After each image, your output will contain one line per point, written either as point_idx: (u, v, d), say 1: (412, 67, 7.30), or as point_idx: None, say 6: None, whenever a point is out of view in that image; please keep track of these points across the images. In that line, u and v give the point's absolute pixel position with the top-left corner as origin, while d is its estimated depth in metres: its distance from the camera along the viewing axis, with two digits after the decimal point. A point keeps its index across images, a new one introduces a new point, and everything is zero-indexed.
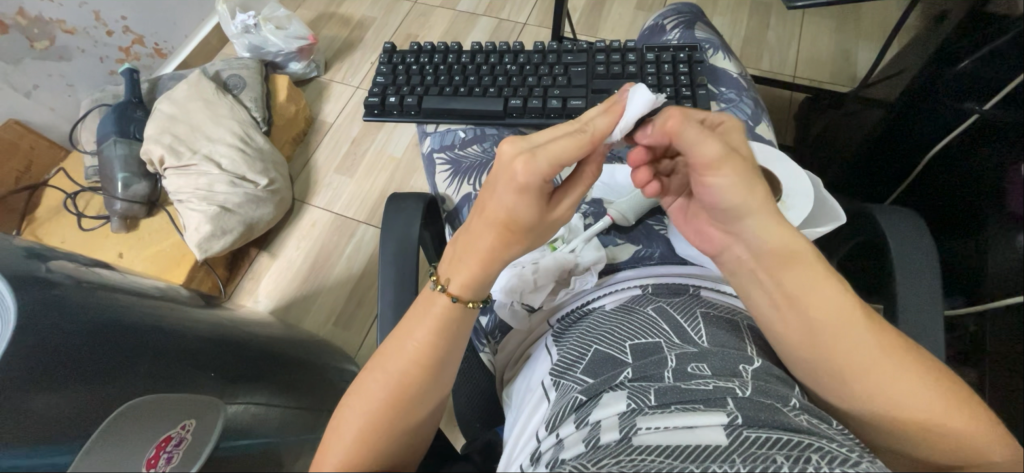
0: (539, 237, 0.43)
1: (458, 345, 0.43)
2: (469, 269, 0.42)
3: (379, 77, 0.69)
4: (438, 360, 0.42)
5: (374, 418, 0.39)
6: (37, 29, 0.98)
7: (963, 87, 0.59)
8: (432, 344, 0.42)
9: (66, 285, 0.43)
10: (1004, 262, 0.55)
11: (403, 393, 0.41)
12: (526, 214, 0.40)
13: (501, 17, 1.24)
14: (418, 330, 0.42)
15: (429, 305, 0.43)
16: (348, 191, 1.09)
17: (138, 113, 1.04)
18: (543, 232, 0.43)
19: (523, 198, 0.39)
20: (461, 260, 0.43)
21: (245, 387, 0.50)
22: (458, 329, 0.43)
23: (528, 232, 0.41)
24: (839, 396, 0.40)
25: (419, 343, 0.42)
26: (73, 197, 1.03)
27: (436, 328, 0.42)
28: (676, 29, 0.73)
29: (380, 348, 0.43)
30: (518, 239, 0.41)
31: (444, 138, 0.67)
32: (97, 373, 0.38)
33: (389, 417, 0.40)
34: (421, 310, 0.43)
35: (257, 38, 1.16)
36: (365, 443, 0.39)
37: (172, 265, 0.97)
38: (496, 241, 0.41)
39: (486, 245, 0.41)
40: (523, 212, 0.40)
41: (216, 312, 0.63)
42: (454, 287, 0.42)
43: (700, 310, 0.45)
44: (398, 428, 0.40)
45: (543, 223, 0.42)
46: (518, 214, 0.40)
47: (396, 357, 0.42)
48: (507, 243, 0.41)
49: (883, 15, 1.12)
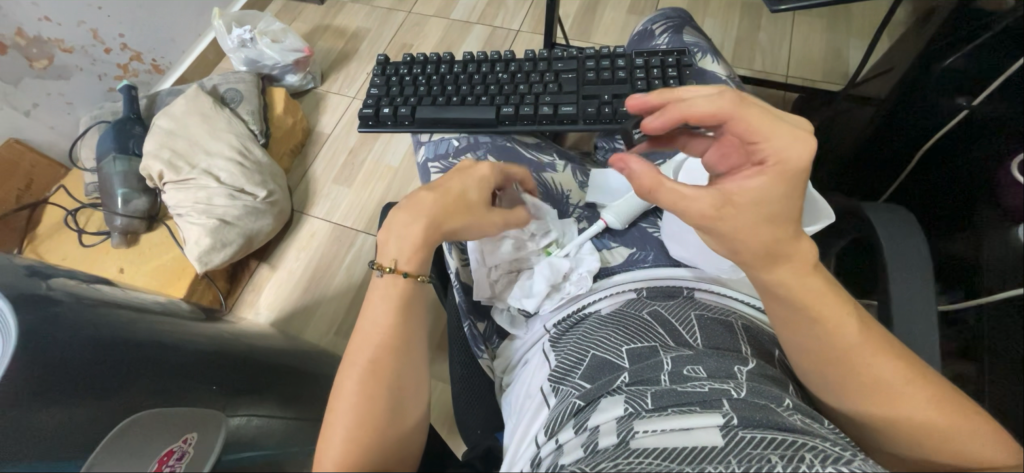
0: (483, 224, 0.50)
1: (419, 333, 0.46)
2: (401, 244, 0.47)
3: (373, 89, 0.70)
4: (402, 341, 0.44)
5: (358, 412, 0.40)
6: (36, 49, 0.99)
7: (953, 81, 0.60)
8: (392, 325, 0.45)
9: (67, 302, 0.44)
10: (1000, 253, 0.55)
11: (382, 384, 0.42)
12: (476, 199, 0.50)
13: (495, 25, 1.25)
14: (380, 318, 0.45)
15: (384, 290, 0.46)
16: (347, 201, 1.10)
17: (137, 129, 1.05)
18: (483, 222, 0.50)
19: (478, 184, 0.51)
20: (406, 241, 0.47)
21: (246, 401, 0.50)
22: (417, 303, 0.47)
23: (475, 214, 0.49)
24: (842, 404, 0.41)
25: (381, 326, 0.45)
26: (73, 214, 1.04)
27: (396, 309, 0.45)
28: (664, 33, 0.73)
29: (348, 346, 0.44)
30: (465, 218, 0.49)
31: (439, 146, 0.66)
32: (105, 386, 0.39)
33: (374, 406, 0.41)
34: (378, 294, 0.46)
35: (253, 52, 1.16)
36: (354, 436, 0.39)
37: (173, 279, 0.98)
38: (447, 215, 0.48)
39: (434, 219, 0.48)
40: (473, 195, 0.50)
41: (216, 325, 0.63)
42: (405, 264, 0.47)
43: (694, 313, 0.45)
44: (387, 422, 0.41)
45: (483, 214, 0.50)
46: (469, 195, 0.50)
47: (363, 348, 0.43)
48: (454, 217, 0.48)
49: (873, 14, 1.13)
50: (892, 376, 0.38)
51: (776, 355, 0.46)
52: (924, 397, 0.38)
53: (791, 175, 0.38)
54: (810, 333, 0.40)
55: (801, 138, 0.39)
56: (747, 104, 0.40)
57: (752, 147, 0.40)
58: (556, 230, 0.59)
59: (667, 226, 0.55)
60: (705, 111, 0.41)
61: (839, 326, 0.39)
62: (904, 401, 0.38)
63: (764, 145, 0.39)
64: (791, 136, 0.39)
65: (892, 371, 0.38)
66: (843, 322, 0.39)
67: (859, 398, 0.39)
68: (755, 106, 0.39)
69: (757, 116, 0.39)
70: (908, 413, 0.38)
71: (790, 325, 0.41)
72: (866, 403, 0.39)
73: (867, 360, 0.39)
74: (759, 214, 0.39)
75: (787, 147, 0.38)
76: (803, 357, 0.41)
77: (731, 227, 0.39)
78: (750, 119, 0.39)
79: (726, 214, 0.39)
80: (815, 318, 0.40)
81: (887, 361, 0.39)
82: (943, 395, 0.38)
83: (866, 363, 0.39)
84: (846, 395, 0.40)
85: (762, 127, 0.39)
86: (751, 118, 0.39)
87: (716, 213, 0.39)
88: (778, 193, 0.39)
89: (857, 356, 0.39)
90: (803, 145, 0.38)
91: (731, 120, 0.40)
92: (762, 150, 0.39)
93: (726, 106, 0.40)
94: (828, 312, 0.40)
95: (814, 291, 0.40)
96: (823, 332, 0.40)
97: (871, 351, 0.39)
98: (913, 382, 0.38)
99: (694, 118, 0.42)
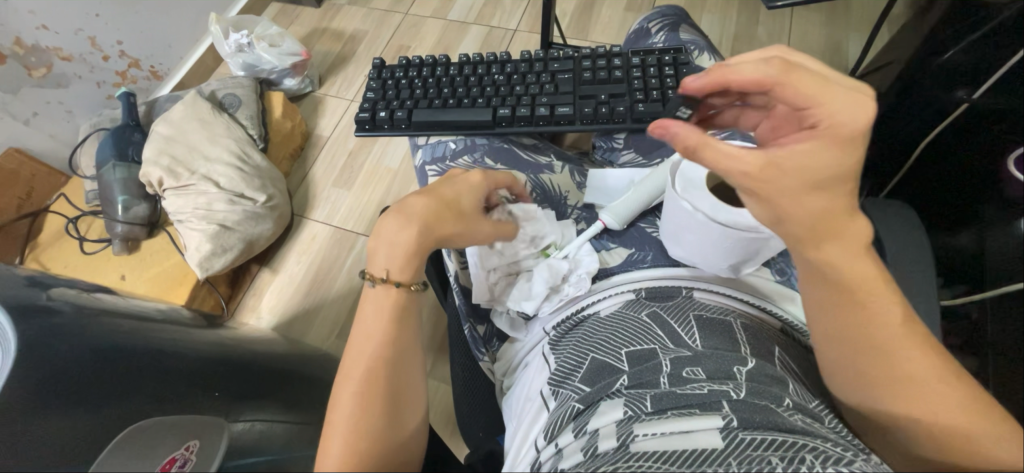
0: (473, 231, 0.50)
1: (414, 342, 0.46)
2: (391, 250, 0.47)
3: (370, 92, 0.70)
4: (395, 348, 0.44)
5: (357, 420, 0.40)
6: (34, 57, 0.99)
7: (952, 74, 0.60)
8: (386, 334, 0.45)
9: (67, 312, 0.44)
10: (1004, 247, 0.55)
11: (379, 391, 0.42)
12: (467, 206, 0.50)
13: (492, 25, 1.24)
14: (373, 327, 0.45)
15: (377, 303, 0.46)
16: (347, 204, 1.10)
17: (136, 135, 1.05)
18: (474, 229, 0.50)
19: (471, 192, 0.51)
20: (395, 249, 0.47)
21: (249, 406, 0.49)
22: (410, 315, 0.47)
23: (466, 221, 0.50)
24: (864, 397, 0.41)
25: (377, 336, 0.45)
26: (74, 222, 1.04)
27: (387, 318, 0.45)
28: (661, 32, 0.73)
29: (345, 356, 0.44)
30: (457, 224, 0.49)
31: (436, 150, 0.67)
32: (105, 396, 0.39)
33: (373, 413, 0.41)
34: (370, 307, 0.46)
35: (251, 56, 1.17)
36: (354, 443, 0.39)
37: (174, 285, 0.98)
38: (439, 222, 0.48)
39: (422, 228, 0.47)
40: (466, 203, 0.50)
41: (218, 331, 0.63)
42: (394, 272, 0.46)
43: (693, 314, 0.45)
44: (387, 427, 0.41)
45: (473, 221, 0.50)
46: (462, 202, 0.50)
47: (359, 357, 0.43)
48: (445, 224, 0.48)
49: (872, 7, 1.13)
50: (926, 374, 0.38)
51: (777, 353, 0.44)
52: (953, 397, 0.37)
53: (845, 140, 0.36)
54: (850, 318, 0.40)
55: (858, 102, 0.36)
56: (795, 69, 0.38)
57: (804, 112, 0.38)
58: (556, 232, 0.58)
59: (665, 226, 0.53)
60: (751, 78, 0.39)
61: (879, 316, 0.39)
62: (931, 398, 0.38)
63: (817, 112, 0.37)
64: (847, 100, 0.36)
65: (927, 367, 0.38)
66: (885, 309, 0.39)
67: (883, 391, 0.39)
68: (805, 71, 0.37)
69: (807, 81, 0.37)
70: (931, 409, 0.38)
71: (830, 308, 0.41)
72: (888, 395, 0.39)
73: (904, 353, 0.38)
74: (806, 179, 0.37)
75: (840, 112, 0.36)
76: (834, 341, 0.41)
77: (769, 188, 0.38)
78: (800, 84, 0.37)
79: (770, 177, 0.38)
80: (856, 303, 0.40)
81: (922, 356, 0.38)
82: (974, 399, 0.37)
83: (897, 356, 0.39)
84: (868, 386, 0.40)
85: (812, 93, 0.37)
86: (801, 84, 0.37)
87: (759, 174, 0.38)
88: (785, 188, 0.38)
89: (889, 347, 0.39)
90: (860, 109, 0.36)
91: (777, 88, 0.38)
92: (813, 116, 0.37)
93: (771, 75, 0.38)
94: (860, 300, 0.40)
95: (852, 275, 0.40)
96: (861, 317, 0.39)
97: (908, 341, 0.39)
98: (948, 381, 0.38)
99: (737, 84, 0.40)
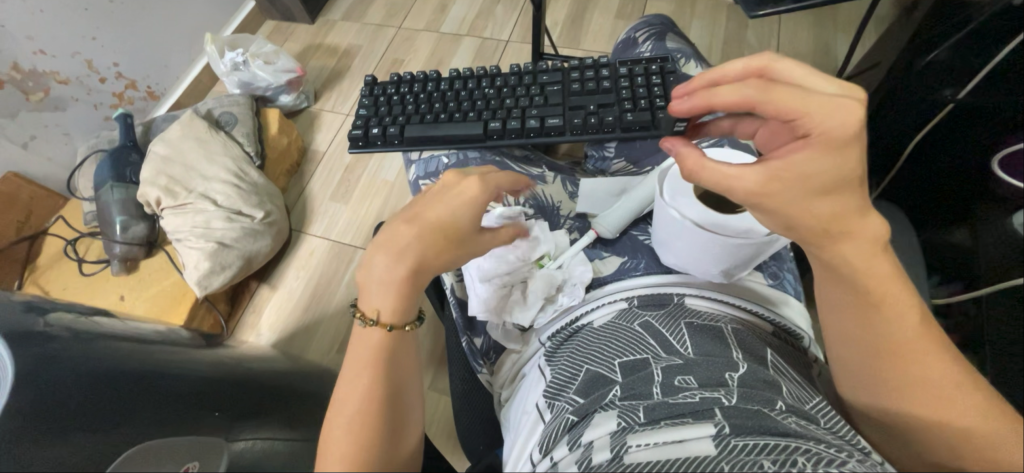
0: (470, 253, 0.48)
1: (408, 361, 0.46)
2: (380, 292, 0.45)
3: (362, 109, 0.70)
4: (387, 366, 0.44)
5: (352, 439, 0.40)
6: (32, 81, 1.00)
7: (939, 72, 0.58)
8: (378, 352, 0.44)
9: (64, 338, 0.44)
10: None
11: (373, 411, 0.41)
12: (463, 227, 0.47)
13: (484, 36, 1.26)
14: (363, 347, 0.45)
15: (368, 340, 0.45)
16: (344, 218, 1.10)
17: (133, 156, 1.06)
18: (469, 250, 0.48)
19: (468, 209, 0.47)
20: (385, 291, 0.45)
21: (250, 425, 0.49)
22: (403, 347, 0.46)
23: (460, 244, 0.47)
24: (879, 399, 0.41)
25: (368, 354, 0.44)
26: (73, 244, 1.05)
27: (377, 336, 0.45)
28: (647, 41, 0.74)
29: (339, 376, 0.44)
30: (450, 250, 0.46)
31: (429, 164, 0.69)
32: (102, 421, 0.39)
33: (367, 432, 0.40)
34: (361, 343, 0.45)
35: (246, 74, 1.18)
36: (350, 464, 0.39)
37: (173, 304, 0.98)
38: (429, 253, 0.45)
39: (408, 264, 0.45)
40: (462, 222, 0.47)
41: (217, 350, 0.63)
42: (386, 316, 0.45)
43: (685, 323, 0.45)
44: (383, 447, 0.41)
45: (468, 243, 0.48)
46: (456, 223, 0.47)
47: (352, 377, 0.43)
48: (435, 252, 0.46)
49: (859, 8, 1.14)
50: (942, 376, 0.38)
51: (770, 358, 0.43)
52: (969, 400, 0.37)
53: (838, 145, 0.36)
54: (866, 319, 0.40)
55: (846, 108, 0.35)
56: (775, 86, 0.37)
57: (793, 123, 0.37)
58: (550, 243, 0.59)
59: (655, 234, 0.53)
60: (733, 93, 0.39)
61: (895, 319, 0.39)
62: (946, 400, 0.38)
63: (808, 123, 0.36)
64: (836, 111, 0.35)
65: (942, 369, 0.38)
66: (903, 313, 0.39)
67: (897, 393, 0.40)
68: (787, 86, 0.37)
69: (792, 92, 0.36)
70: (945, 410, 0.38)
71: (847, 310, 0.41)
72: (902, 397, 0.39)
73: (921, 356, 0.39)
74: (800, 185, 0.37)
75: (830, 121, 0.35)
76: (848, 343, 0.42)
77: (775, 202, 0.38)
78: (784, 100, 0.36)
79: (774, 191, 0.37)
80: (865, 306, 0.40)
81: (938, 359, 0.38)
82: (989, 404, 0.38)
83: (913, 358, 0.39)
84: (881, 388, 0.40)
85: (795, 106, 0.36)
86: (783, 99, 0.36)
87: (761, 190, 0.38)
88: (777, 192, 0.38)
89: (901, 349, 0.39)
90: (849, 112, 0.35)
91: (763, 106, 0.38)
92: (802, 127, 0.36)
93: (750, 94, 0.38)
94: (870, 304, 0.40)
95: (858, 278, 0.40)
96: (877, 319, 0.40)
97: (925, 344, 0.39)
98: (965, 385, 0.38)
99: (721, 107, 0.40)
